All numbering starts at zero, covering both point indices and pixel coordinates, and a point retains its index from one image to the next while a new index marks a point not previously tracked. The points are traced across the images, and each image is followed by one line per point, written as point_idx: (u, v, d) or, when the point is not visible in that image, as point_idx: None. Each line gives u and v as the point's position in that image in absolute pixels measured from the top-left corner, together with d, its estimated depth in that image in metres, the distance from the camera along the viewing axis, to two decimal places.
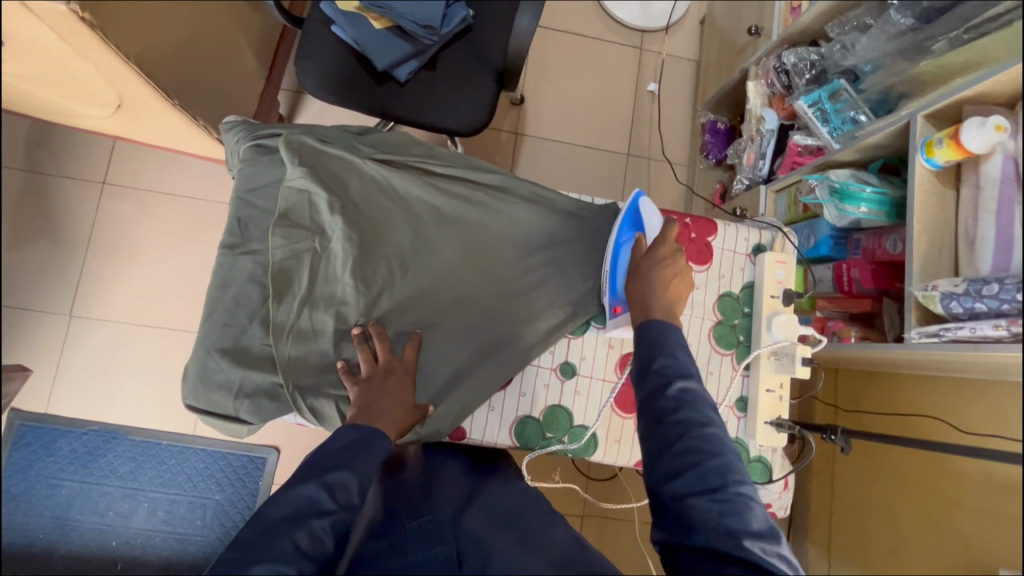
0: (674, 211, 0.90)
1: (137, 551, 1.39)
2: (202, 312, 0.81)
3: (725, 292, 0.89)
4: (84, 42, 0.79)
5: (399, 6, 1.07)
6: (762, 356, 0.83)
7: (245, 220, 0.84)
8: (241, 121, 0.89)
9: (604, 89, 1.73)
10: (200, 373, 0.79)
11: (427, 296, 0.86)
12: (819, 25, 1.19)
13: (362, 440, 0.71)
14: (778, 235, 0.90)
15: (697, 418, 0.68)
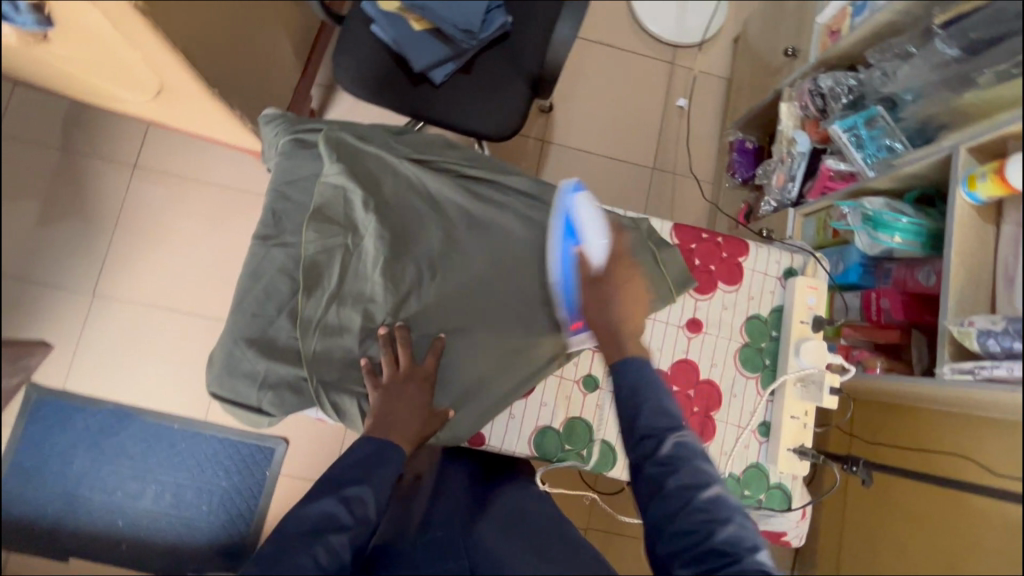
0: (706, 231, 0.90)
1: (143, 532, 1.39)
2: (233, 302, 0.82)
3: (753, 315, 0.89)
4: (134, 29, 0.81)
5: (440, 9, 1.07)
6: (788, 382, 0.84)
7: (281, 213, 0.85)
8: (281, 114, 0.91)
9: (633, 102, 1.73)
10: (227, 359, 0.80)
11: (453, 301, 0.85)
12: (859, 50, 1.18)
13: (379, 452, 0.75)
14: (810, 260, 0.90)
15: (697, 481, 0.67)
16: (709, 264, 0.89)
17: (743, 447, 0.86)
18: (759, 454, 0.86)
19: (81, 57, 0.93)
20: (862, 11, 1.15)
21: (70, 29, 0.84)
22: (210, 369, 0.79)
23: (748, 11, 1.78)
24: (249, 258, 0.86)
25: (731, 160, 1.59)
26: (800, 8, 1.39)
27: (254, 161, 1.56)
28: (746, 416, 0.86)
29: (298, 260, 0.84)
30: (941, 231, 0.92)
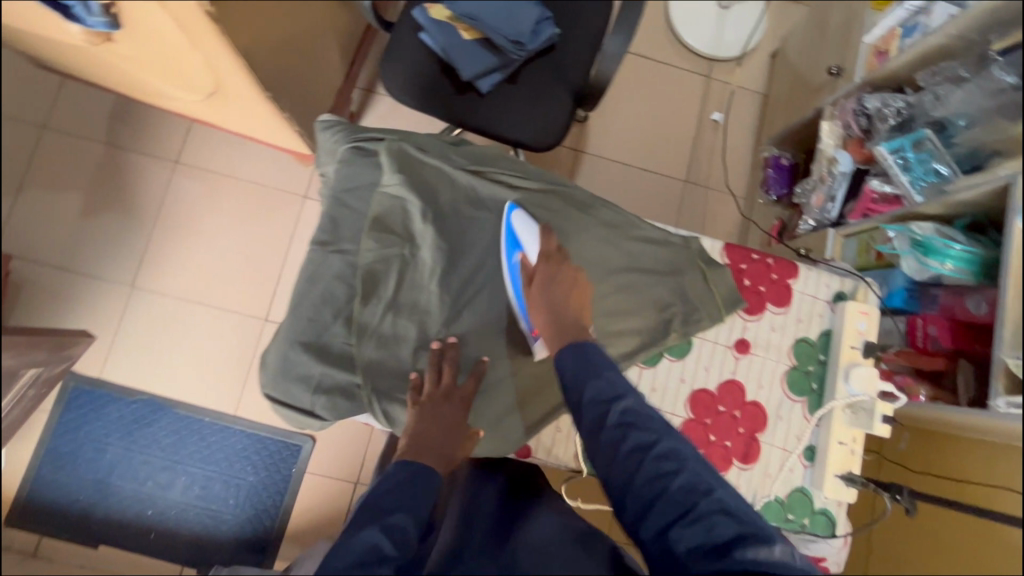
0: (757, 251, 0.94)
1: (170, 523, 1.42)
2: (290, 305, 0.83)
3: (801, 338, 0.92)
4: (201, 33, 0.82)
5: (491, 20, 1.08)
6: (836, 408, 0.86)
7: (339, 220, 0.86)
8: (338, 121, 0.92)
9: (668, 115, 1.73)
10: (281, 366, 0.81)
11: (501, 314, 0.88)
12: (908, 72, 1.17)
13: (415, 477, 0.74)
14: (860, 285, 0.92)
15: (645, 439, 0.68)
16: (759, 285, 0.92)
17: (788, 471, 0.88)
18: (804, 478, 0.88)
19: (143, 58, 0.96)
20: (914, 33, 1.15)
21: (138, 32, 0.87)
22: (266, 371, 0.81)
23: (787, 26, 1.76)
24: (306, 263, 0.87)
25: (766, 176, 1.59)
26: (846, 27, 1.38)
27: (290, 160, 1.58)
28: (791, 439, 0.89)
29: (355, 267, 0.85)
30: (994, 260, 0.91)
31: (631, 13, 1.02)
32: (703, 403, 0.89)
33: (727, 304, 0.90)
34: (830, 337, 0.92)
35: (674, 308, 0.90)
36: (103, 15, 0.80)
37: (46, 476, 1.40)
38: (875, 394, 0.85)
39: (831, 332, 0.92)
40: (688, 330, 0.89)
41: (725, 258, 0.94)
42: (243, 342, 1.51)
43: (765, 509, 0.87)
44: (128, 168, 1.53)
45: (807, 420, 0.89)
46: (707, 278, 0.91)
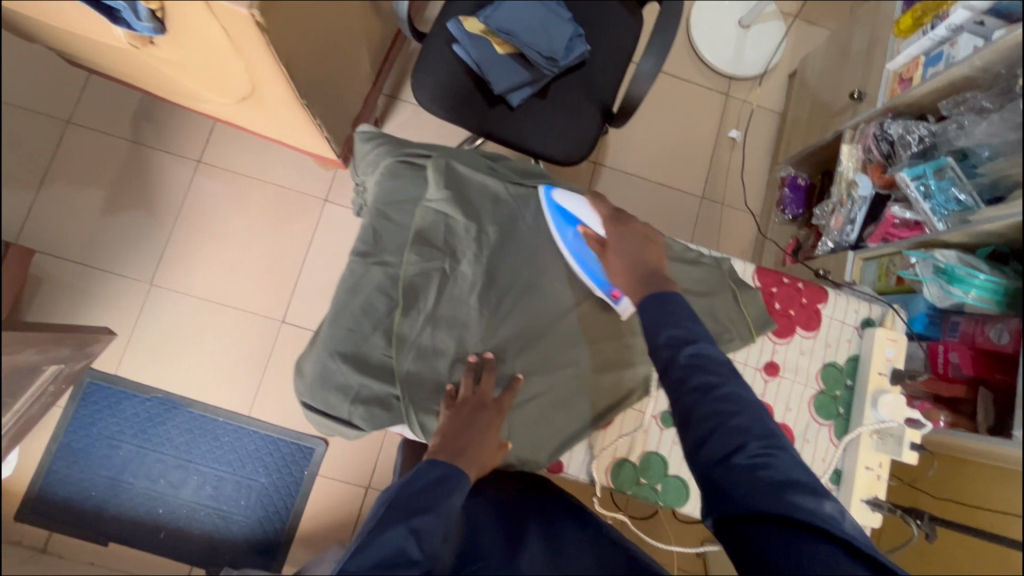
0: (787, 275, 0.95)
1: (181, 522, 1.42)
2: (330, 315, 0.85)
3: (830, 361, 0.94)
4: (248, 43, 0.84)
5: (526, 36, 1.09)
6: (864, 434, 0.87)
7: (381, 232, 0.89)
8: (384, 139, 0.96)
9: (686, 131, 1.74)
10: (319, 376, 0.83)
11: (534, 329, 0.90)
12: (930, 100, 1.19)
13: (444, 479, 0.74)
14: (888, 311, 0.95)
15: (711, 380, 0.68)
16: (789, 309, 0.94)
17: None
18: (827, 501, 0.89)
19: (184, 62, 0.97)
20: (937, 62, 1.16)
21: (184, 39, 0.88)
22: (305, 380, 0.84)
23: (806, 47, 1.79)
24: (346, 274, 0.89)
25: (782, 195, 1.61)
26: (868, 52, 1.40)
27: (311, 163, 1.59)
28: (816, 463, 0.90)
29: (396, 280, 0.87)
30: (1019, 290, 0.92)
31: (664, 35, 1.04)
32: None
33: (751, 324, 0.91)
34: (857, 362, 0.94)
35: (703, 329, 0.91)
36: (151, 21, 0.81)
37: (59, 471, 1.40)
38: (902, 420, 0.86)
39: (858, 357, 0.94)
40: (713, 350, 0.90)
41: (756, 282, 0.96)
42: (260, 343, 1.51)
43: None
44: (151, 166, 1.54)
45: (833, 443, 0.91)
46: (739, 301, 0.92)
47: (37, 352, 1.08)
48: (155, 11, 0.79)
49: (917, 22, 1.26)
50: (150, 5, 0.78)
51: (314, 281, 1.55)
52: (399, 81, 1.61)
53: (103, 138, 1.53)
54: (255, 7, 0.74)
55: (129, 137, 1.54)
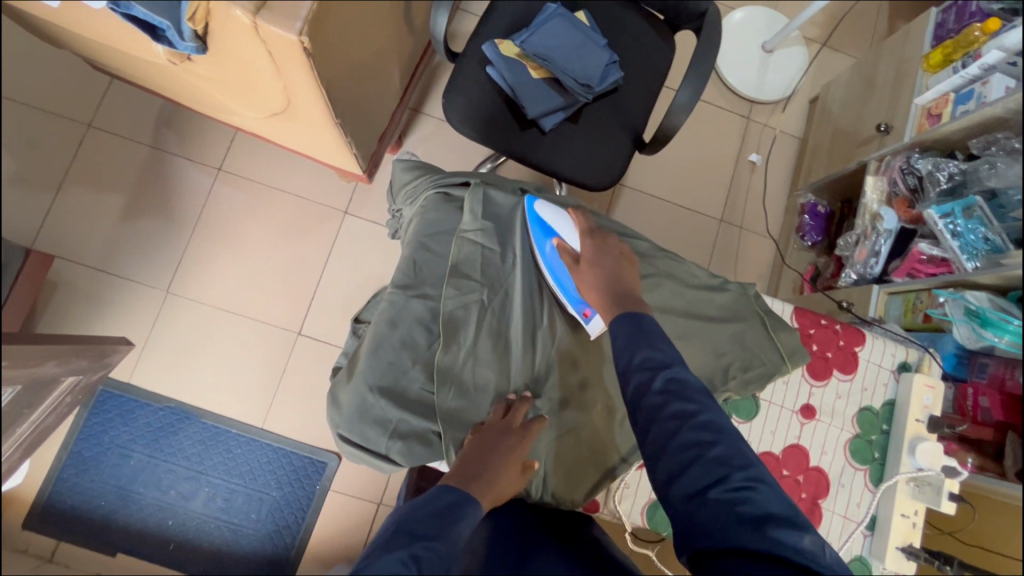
0: (826, 317, 1.01)
1: (191, 534, 1.40)
2: (370, 347, 0.86)
3: (865, 406, 1.00)
4: (291, 65, 0.83)
5: (562, 61, 1.09)
6: (902, 481, 0.94)
7: (421, 263, 0.92)
8: (424, 174, 1.03)
9: (707, 152, 1.74)
10: (355, 411, 0.84)
11: (572, 359, 0.95)
12: (959, 137, 1.20)
13: (456, 504, 0.71)
14: (925, 356, 1.02)
15: (688, 409, 0.71)
16: (827, 351, 1.00)
17: (849, 539, 0.95)
18: (863, 546, 0.96)
19: (220, 78, 0.96)
20: (968, 100, 1.16)
21: (224, 58, 0.87)
22: (342, 412, 0.84)
23: (828, 72, 1.79)
24: (384, 305, 0.90)
25: (802, 222, 1.62)
26: (894, 84, 1.40)
27: (330, 174, 1.58)
28: (854, 508, 0.96)
29: (436, 312, 0.90)
30: None
31: (701, 67, 1.05)
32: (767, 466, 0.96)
33: (787, 361, 0.95)
34: (893, 407, 1.00)
35: (734, 354, 0.95)
36: (194, 40, 0.79)
37: (68, 479, 1.38)
38: (940, 468, 0.92)
39: (895, 402, 1.00)
40: (749, 383, 0.94)
41: (795, 322, 1.01)
42: (275, 354, 1.50)
43: None
44: (171, 173, 1.52)
45: (869, 488, 0.97)
46: (773, 334, 0.96)
47: (56, 364, 1.07)
48: (199, 31, 0.78)
49: (947, 58, 1.26)
50: (194, 27, 0.76)
51: (332, 292, 1.53)
52: (423, 94, 1.61)
53: (123, 142, 1.51)
54: (305, 34, 0.74)
55: (150, 142, 1.52)
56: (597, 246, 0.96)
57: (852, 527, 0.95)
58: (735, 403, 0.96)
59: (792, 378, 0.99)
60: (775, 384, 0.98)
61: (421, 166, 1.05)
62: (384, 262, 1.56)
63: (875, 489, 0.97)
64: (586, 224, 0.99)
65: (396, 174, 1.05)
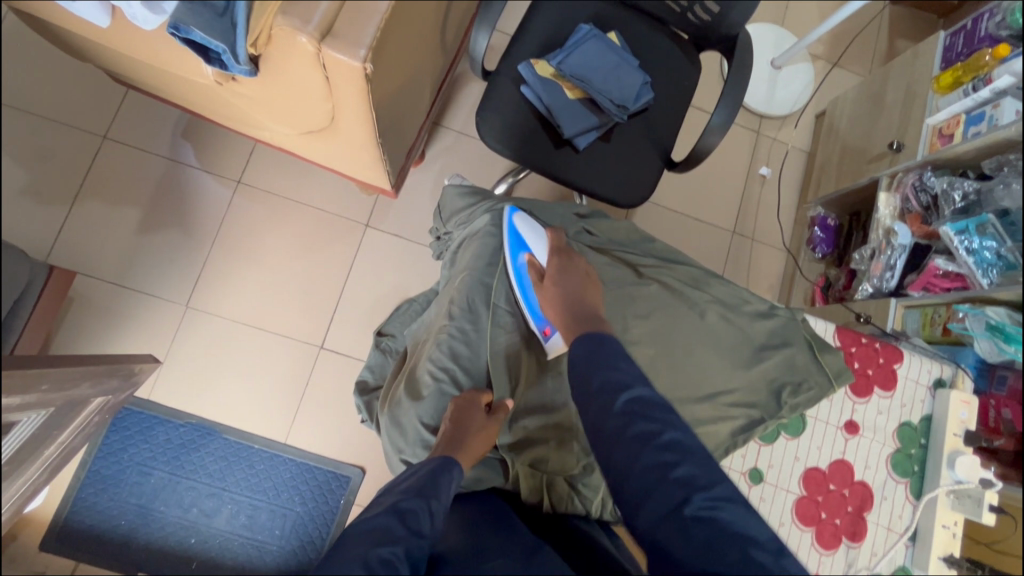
0: (867, 337, 1.09)
1: (214, 552, 1.37)
2: (433, 376, 1.00)
3: (904, 421, 1.07)
4: (346, 90, 0.84)
5: (598, 83, 1.11)
6: (941, 493, 1.01)
7: (471, 299, 1.03)
8: (475, 206, 1.14)
9: (720, 166, 1.77)
10: (418, 435, 0.99)
11: None
12: (970, 158, 1.26)
13: (436, 471, 0.83)
14: (958, 372, 1.09)
15: (745, 499, 0.73)
16: (868, 369, 1.08)
17: (894, 551, 1.02)
18: (905, 556, 1.03)
19: (262, 97, 0.96)
20: (980, 122, 1.21)
21: (274, 78, 0.86)
22: (411, 432, 1.00)
23: (834, 89, 1.85)
24: (441, 334, 1.03)
25: (812, 234, 1.67)
26: (904, 104, 1.46)
27: (350, 186, 1.58)
28: (895, 520, 1.04)
29: (486, 344, 1.02)
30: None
31: (733, 90, 1.09)
32: (814, 481, 1.03)
33: (833, 384, 1.04)
34: (930, 422, 1.08)
35: (784, 380, 1.05)
36: (248, 64, 0.78)
37: (87, 499, 1.35)
38: (978, 481, 0.99)
39: (931, 417, 1.08)
40: (799, 406, 1.03)
41: (838, 341, 1.10)
42: (297, 370, 1.49)
43: None
44: (189, 185, 1.51)
45: (910, 500, 1.04)
46: (818, 356, 1.05)
47: (89, 384, 1.05)
48: (254, 54, 0.77)
49: (957, 81, 1.31)
50: (251, 51, 0.75)
51: (354, 305, 1.53)
52: (443, 108, 1.62)
53: (140, 154, 1.49)
54: (368, 61, 0.75)
55: (168, 155, 1.51)
56: (561, 263, 1.00)
57: (894, 538, 1.02)
58: (784, 421, 1.04)
59: (837, 396, 1.06)
60: (821, 402, 1.06)
61: (471, 192, 1.17)
62: (405, 275, 1.56)
63: (915, 501, 1.04)
64: (558, 242, 1.04)
65: (450, 199, 1.17)
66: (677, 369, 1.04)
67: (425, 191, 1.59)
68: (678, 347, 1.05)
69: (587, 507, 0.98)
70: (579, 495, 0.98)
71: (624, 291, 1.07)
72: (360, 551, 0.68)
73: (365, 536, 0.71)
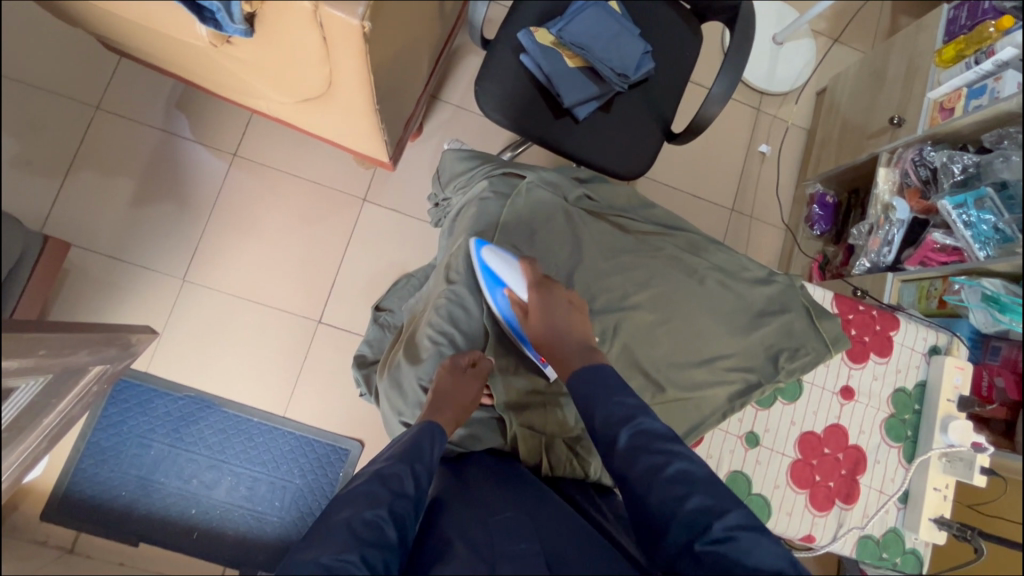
0: (864, 304, 1.10)
1: (214, 523, 1.39)
2: (433, 338, 1.01)
3: (899, 387, 1.09)
4: (344, 50, 0.83)
5: (599, 51, 1.10)
6: (934, 457, 1.03)
7: (471, 262, 1.03)
8: (474, 169, 1.14)
9: (720, 143, 1.76)
10: (416, 397, 1.00)
11: (626, 340, 1.03)
12: (970, 132, 1.26)
13: (419, 438, 0.83)
14: (953, 340, 1.11)
15: None
16: (865, 335, 1.09)
17: (886, 512, 1.05)
18: (897, 518, 1.05)
19: (254, 61, 0.95)
20: (981, 95, 1.20)
21: (269, 40, 0.85)
22: (410, 394, 1.01)
23: (834, 65, 1.83)
24: (441, 298, 1.03)
25: (811, 212, 1.67)
26: (905, 79, 1.45)
27: (347, 159, 1.56)
28: (887, 482, 1.06)
29: (485, 306, 1.03)
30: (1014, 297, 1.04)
31: (735, 59, 1.08)
32: (809, 444, 1.05)
33: (830, 349, 1.05)
34: (925, 388, 1.10)
35: (782, 344, 1.06)
36: (244, 23, 0.77)
37: (87, 470, 1.36)
38: (970, 445, 1.01)
39: (926, 382, 1.09)
40: (795, 370, 1.04)
41: (835, 308, 1.10)
42: (296, 343, 1.49)
43: (863, 547, 1.03)
44: (182, 158, 1.49)
45: (902, 464, 1.07)
46: (816, 323, 1.06)
47: (87, 352, 1.05)
48: (250, 13, 0.76)
49: (959, 54, 1.30)
50: (246, 8, 0.74)
51: (353, 279, 1.53)
52: (441, 81, 1.60)
53: (133, 126, 1.47)
54: (366, 20, 0.73)
55: (161, 126, 1.49)
56: (544, 297, 0.96)
57: (886, 499, 1.04)
58: (782, 386, 1.05)
59: (833, 361, 1.07)
60: (817, 367, 1.07)
61: (471, 156, 1.16)
62: (403, 248, 1.56)
63: (908, 464, 1.07)
64: (535, 275, 0.98)
65: (450, 163, 1.17)
66: (675, 336, 1.05)
67: (423, 165, 1.58)
68: (675, 315, 1.05)
69: (585, 470, 0.99)
70: (579, 458, 1.00)
71: (623, 258, 1.07)
72: (347, 514, 0.70)
73: (353, 501, 0.72)
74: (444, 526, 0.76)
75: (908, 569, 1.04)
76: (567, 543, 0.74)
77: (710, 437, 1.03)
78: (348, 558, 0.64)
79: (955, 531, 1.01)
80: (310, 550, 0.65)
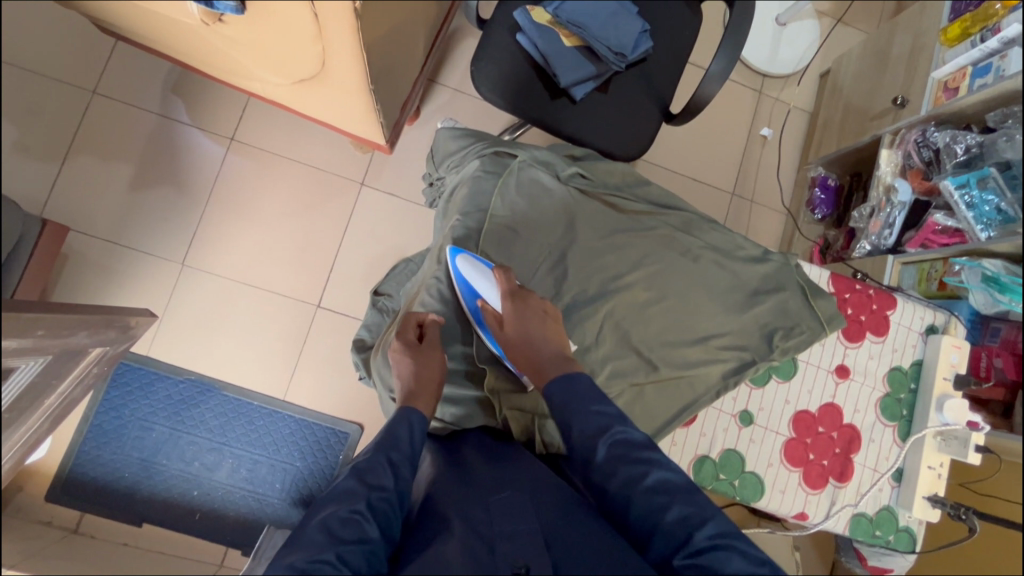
0: (861, 284, 1.09)
1: (216, 504, 1.41)
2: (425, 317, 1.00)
3: (895, 366, 1.09)
4: (334, 28, 0.82)
5: (596, 30, 1.09)
6: (928, 435, 1.03)
7: (464, 241, 1.02)
8: (467, 146, 1.13)
9: (721, 126, 1.74)
10: None
11: (621, 321, 1.03)
12: (973, 111, 1.23)
13: (392, 432, 0.83)
14: (951, 319, 1.10)
15: None
16: (861, 314, 1.08)
17: (879, 490, 1.05)
18: (891, 497, 1.06)
19: (247, 40, 0.94)
20: (987, 73, 1.18)
21: (260, 19, 0.84)
22: None
23: (838, 46, 1.80)
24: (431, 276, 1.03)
25: (812, 196, 1.64)
26: (910, 59, 1.42)
27: (344, 143, 1.56)
28: (881, 461, 1.06)
29: None
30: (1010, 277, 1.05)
31: (735, 36, 1.06)
32: (803, 423, 1.05)
33: (825, 328, 1.05)
34: (921, 367, 1.09)
35: (776, 324, 1.06)
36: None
37: (90, 452, 1.38)
38: (964, 423, 1.01)
39: (922, 362, 1.09)
40: (789, 349, 1.04)
41: (831, 287, 1.09)
42: (296, 326, 1.50)
43: (856, 525, 1.03)
44: (180, 141, 1.48)
45: (897, 443, 1.07)
46: (811, 301, 1.06)
47: (86, 334, 1.05)
48: None
49: (965, 31, 1.27)
50: None
51: (351, 264, 1.53)
52: (439, 63, 1.59)
53: (130, 109, 1.46)
54: None
55: (158, 110, 1.48)
56: (517, 308, 0.95)
57: (880, 478, 1.05)
58: (776, 364, 1.05)
59: (829, 340, 1.07)
60: (813, 346, 1.07)
61: (465, 134, 1.15)
62: (402, 233, 1.55)
63: (902, 443, 1.07)
64: (509, 284, 0.97)
65: (444, 142, 1.16)
66: (670, 318, 1.04)
67: (421, 149, 1.57)
68: (671, 296, 1.05)
69: None
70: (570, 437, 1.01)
71: (617, 237, 1.07)
72: (325, 513, 0.70)
73: (332, 501, 0.72)
74: (438, 506, 0.76)
75: (900, 546, 1.05)
76: (556, 522, 0.74)
77: (704, 416, 1.03)
78: (323, 559, 0.64)
79: (948, 510, 1.01)
80: (291, 553, 0.66)
